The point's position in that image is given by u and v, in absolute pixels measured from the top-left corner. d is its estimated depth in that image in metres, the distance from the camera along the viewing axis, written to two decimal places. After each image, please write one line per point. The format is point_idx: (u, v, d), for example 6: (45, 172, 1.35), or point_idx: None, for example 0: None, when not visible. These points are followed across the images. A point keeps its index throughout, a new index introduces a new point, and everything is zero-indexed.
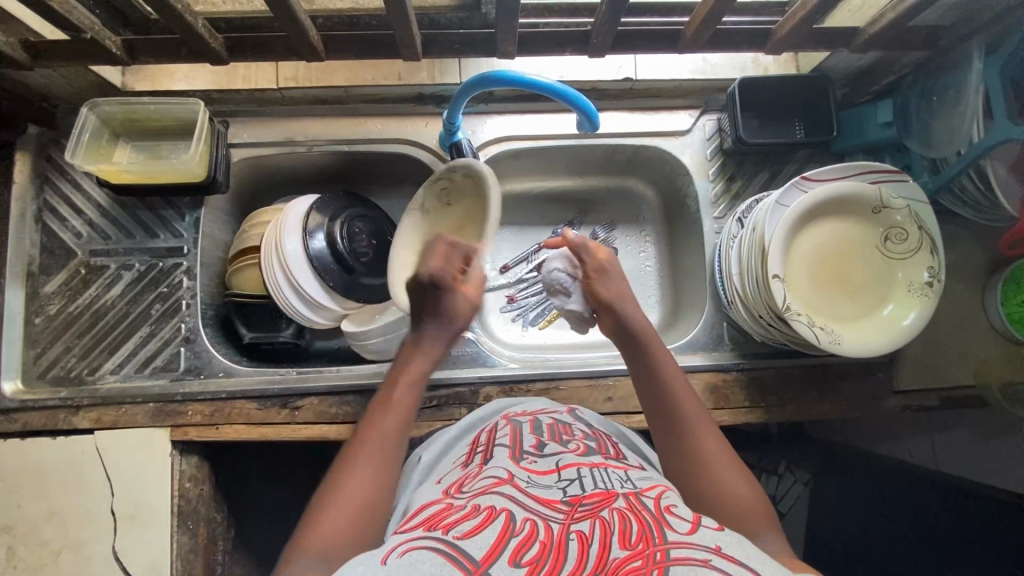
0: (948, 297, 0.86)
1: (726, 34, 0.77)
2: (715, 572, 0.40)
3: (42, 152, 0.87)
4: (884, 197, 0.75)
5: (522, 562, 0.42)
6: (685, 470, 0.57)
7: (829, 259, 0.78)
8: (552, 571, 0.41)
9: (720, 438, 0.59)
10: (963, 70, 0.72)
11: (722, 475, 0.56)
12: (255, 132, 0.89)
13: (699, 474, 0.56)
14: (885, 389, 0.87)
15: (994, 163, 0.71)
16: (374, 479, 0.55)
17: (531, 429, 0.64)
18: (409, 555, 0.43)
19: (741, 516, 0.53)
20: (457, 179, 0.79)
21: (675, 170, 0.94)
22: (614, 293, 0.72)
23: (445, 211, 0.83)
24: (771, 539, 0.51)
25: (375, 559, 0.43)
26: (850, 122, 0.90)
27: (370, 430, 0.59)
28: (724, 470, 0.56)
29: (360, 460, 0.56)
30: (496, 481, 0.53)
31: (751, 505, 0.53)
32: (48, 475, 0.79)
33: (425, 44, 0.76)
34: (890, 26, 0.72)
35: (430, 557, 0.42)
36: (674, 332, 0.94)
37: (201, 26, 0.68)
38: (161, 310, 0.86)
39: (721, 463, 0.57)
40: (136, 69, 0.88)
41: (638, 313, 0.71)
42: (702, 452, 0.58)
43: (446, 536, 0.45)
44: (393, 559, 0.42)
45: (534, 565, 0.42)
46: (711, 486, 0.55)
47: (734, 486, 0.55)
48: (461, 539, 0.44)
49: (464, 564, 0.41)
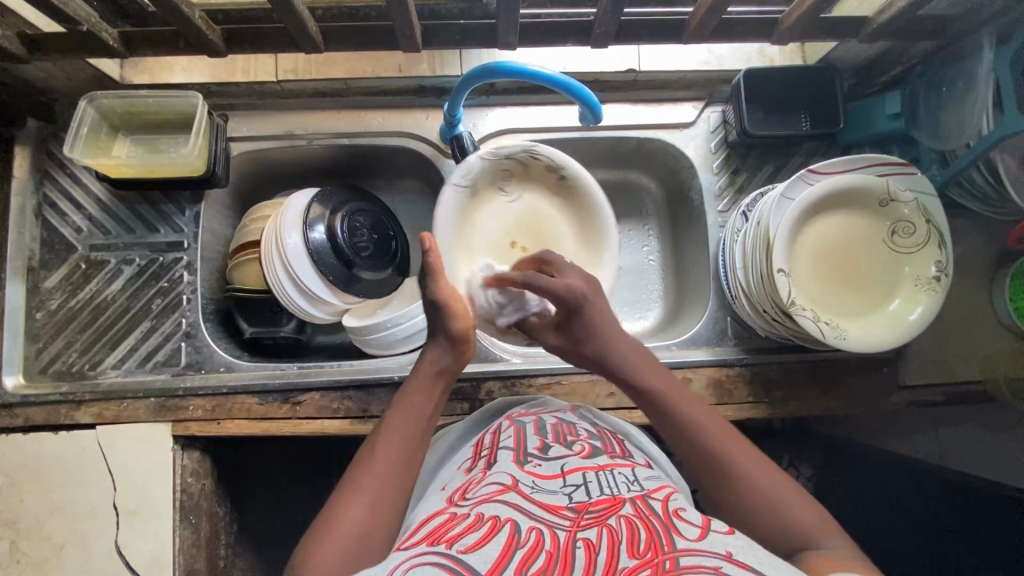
0: (955, 293, 0.85)
1: (730, 25, 0.76)
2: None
3: (42, 147, 0.86)
4: (891, 189, 0.74)
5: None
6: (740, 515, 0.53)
7: (840, 260, 0.77)
8: None
9: (772, 474, 0.54)
10: (974, 59, 0.71)
11: (777, 498, 0.52)
12: (254, 125, 0.88)
13: (760, 522, 0.52)
14: (890, 385, 0.86)
15: (1004, 157, 0.69)
16: (383, 494, 0.55)
17: (536, 431, 0.64)
18: (413, 570, 0.42)
19: (797, 538, 0.50)
20: (534, 169, 0.77)
21: (679, 163, 0.93)
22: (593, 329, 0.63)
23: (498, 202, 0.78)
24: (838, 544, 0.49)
25: None
26: (857, 114, 0.87)
27: (385, 437, 0.59)
28: (776, 499, 0.52)
29: (372, 473, 0.56)
30: (500, 488, 0.52)
31: (810, 524, 0.50)
32: (51, 470, 0.79)
33: (425, 35, 0.75)
34: (900, 15, 0.71)
35: (434, 573, 0.41)
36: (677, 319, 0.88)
37: (197, 18, 0.67)
38: (162, 305, 0.86)
39: (777, 496, 0.52)
40: (134, 62, 0.87)
41: (627, 341, 0.64)
42: (751, 487, 0.53)
43: (449, 549, 0.44)
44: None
45: None
46: (763, 516, 0.52)
47: (792, 505, 0.52)
48: (464, 552, 0.44)
49: None
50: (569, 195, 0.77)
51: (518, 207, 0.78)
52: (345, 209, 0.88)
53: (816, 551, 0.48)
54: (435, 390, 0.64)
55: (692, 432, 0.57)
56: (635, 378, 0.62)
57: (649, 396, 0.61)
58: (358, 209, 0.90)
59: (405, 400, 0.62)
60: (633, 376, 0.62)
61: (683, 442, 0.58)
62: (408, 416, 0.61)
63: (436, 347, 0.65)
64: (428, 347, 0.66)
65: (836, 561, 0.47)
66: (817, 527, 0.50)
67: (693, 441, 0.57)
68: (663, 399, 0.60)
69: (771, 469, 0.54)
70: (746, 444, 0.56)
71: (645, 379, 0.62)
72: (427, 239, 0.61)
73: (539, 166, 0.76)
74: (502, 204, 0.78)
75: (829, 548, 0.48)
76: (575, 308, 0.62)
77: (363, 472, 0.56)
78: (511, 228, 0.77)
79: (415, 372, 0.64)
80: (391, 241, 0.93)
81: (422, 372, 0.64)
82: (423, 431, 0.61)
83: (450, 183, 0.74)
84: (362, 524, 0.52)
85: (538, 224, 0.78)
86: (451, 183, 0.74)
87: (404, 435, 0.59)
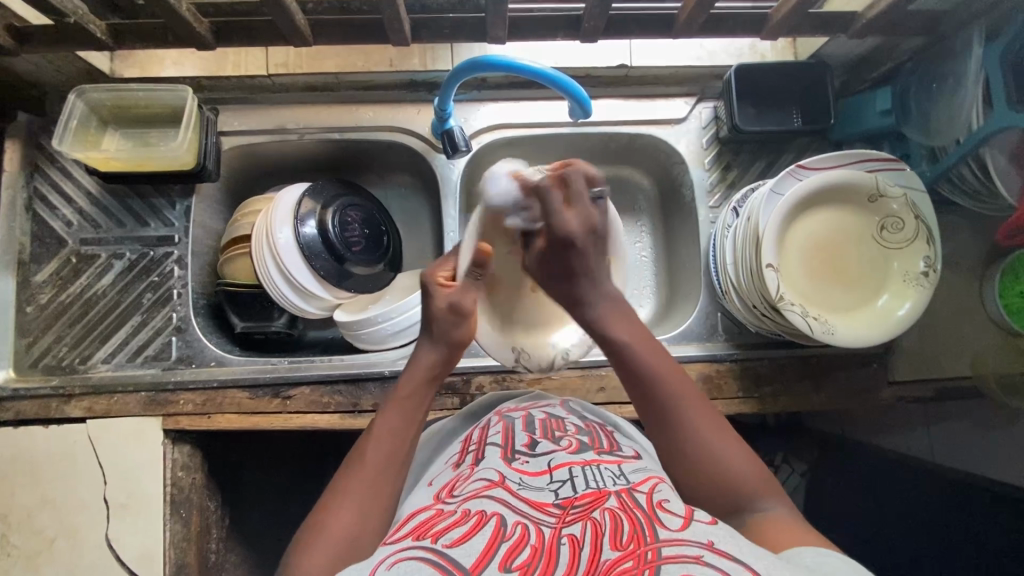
0: (944, 288, 0.85)
1: (720, 20, 0.76)
2: (708, 568, 0.40)
3: (32, 140, 0.86)
4: (880, 185, 0.74)
5: (512, 568, 0.42)
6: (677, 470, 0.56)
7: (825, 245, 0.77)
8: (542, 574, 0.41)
9: (722, 428, 0.57)
10: (962, 55, 0.71)
11: (716, 455, 0.55)
12: (245, 120, 0.88)
13: (698, 469, 0.54)
14: (881, 380, 0.86)
15: (992, 152, 0.69)
16: (373, 499, 0.55)
17: (524, 426, 0.64)
18: (397, 566, 0.42)
19: (734, 489, 0.53)
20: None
21: (670, 159, 0.93)
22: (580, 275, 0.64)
23: None
24: (776, 505, 0.52)
25: None
26: (850, 109, 0.87)
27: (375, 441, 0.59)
28: (723, 451, 0.55)
29: (363, 472, 0.56)
30: (488, 484, 0.53)
31: (750, 479, 0.53)
32: (41, 464, 0.79)
33: (415, 29, 0.75)
34: (889, 10, 0.71)
35: (418, 568, 0.41)
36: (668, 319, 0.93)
37: (186, 11, 0.67)
38: (153, 299, 0.86)
39: (725, 450, 0.55)
40: (124, 56, 0.87)
41: (606, 296, 0.65)
42: (696, 444, 0.55)
43: (435, 545, 0.44)
44: (382, 572, 0.42)
45: (524, 570, 0.41)
46: (700, 470, 0.54)
47: (734, 463, 0.54)
48: (449, 547, 0.44)
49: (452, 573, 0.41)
50: None
51: None
52: (337, 204, 0.88)
53: (755, 511, 0.51)
54: (425, 391, 0.64)
55: (650, 390, 0.59)
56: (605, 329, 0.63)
57: (615, 346, 0.62)
58: (350, 204, 0.90)
59: (395, 401, 0.63)
60: (603, 325, 0.64)
61: (639, 397, 0.60)
62: (399, 421, 0.61)
63: (430, 347, 0.67)
64: (420, 348, 0.67)
65: (779, 523, 0.50)
66: (757, 484, 0.53)
67: (650, 398, 0.59)
68: (629, 353, 0.62)
69: (720, 424, 0.57)
70: (704, 405, 0.58)
71: (614, 328, 0.63)
72: (482, 252, 0.66)
73: None
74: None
75: (766, 509, 0.51)
76: (569, 244, 0.62)
77: (352, 477, 0.56)
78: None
79: (407, 375, 0.65)
80: (383, 236, 0.93)
81: (413, 373, 0.65)
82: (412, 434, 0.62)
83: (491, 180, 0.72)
84: (355, 522, 0.52)
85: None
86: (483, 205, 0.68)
87: (395, 435, 0.60)
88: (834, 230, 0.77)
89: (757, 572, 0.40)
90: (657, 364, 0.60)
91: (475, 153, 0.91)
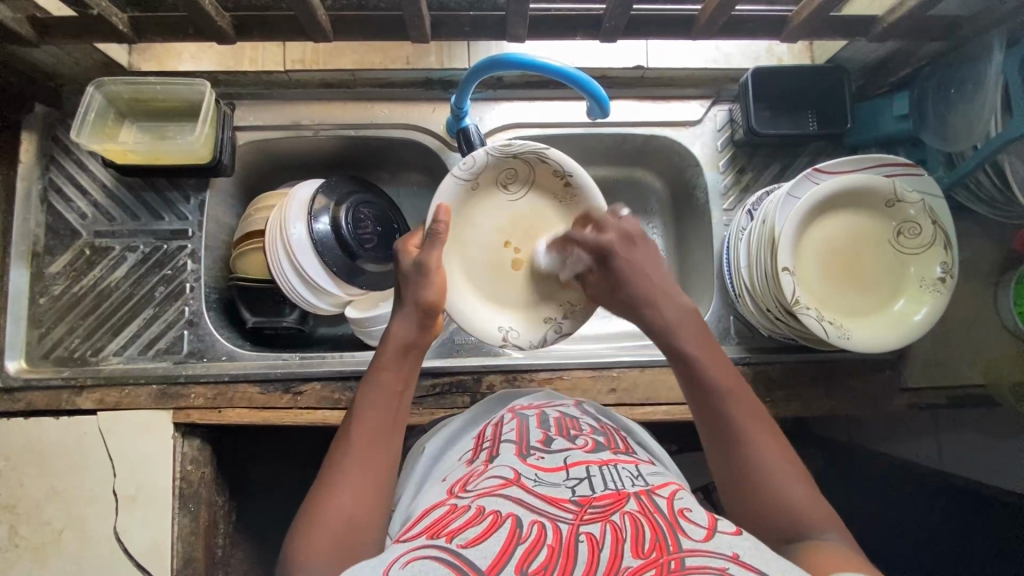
0: (959, 295, 0.85)
1: (740, 21, 0.75)
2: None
3: (48, 132, 0.86)
4: (898, 190, 0.74)
5: (529, 572, 0.41)
6: (749, 491, 0.52)
7: (857, 259, 0.77)
8: None
9: (784, 453, 0.54)
10: (983, 62, 0.71)
11: (786, 481, 0.51)
12: (261, 115, 0.88)
13: (763, 497, 0.51)
14: (894, 386, 0.86)
15: (1011, 160, 0.69)
16: (366, 474, 0.55)
17: (538, 424, 0.64)
18: (413, 566, 0.42)
19: (796, 519, 0.49)
20: (538, 171, 0.74)
21: (684, 161, 0.93)
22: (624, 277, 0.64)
23: (498, 200, 0.75)
24: (837, 538, 0.47)
25: (378, 571, 0.42)
26: (864, 115, 0.88)
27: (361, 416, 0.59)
28: (782, 477, 0.51)
29: (353, 450, 0.56)
30: (503, 482, 0.52)
31: (813, 508, 0.50)
32: (51, 455, 0.79)
33: (434, 26, 0.75)
34: (910, 15, 0.71)
35: (435, 569, 0.41)
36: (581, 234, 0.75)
37: (208, 5, 0.67)
38: (165, 292, 0.86)
39: (779, 474, 0.52)
40: (142, 50, 0.88)
41: (676, 304, 0.62)
42: (763, 462, 0.52)
43: (450, 544, 0.44)
44: (397, 570, 0.42)
45: (541, 575, 0.41)
46: (766, 495, 0.51)
47: (799, 493, 0.51)
48: (464, 548, 0.43)
49: None
50: (571, 201, 0.74)
51: (520, 203, 0.75)
52: (350, 201, 0.88)
53: (811, 540, 0.47)
54: (406, 362, 0.64)
55: (715, 404, 0.56)
56: (670, 336, 0.61)
57: (679, 356, 0.60)
58: (362, 201, 0.90)
59: (377, 375, 0.62)
60: (670, 336, 0.61)
61: (702, 408, 0.57)
62: (383, 395, 0.61)
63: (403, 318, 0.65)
64: (396, 319, 0.66)
65: (838, 553, 0.45)
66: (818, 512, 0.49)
67: (714, 408, 0.56)
68: (691, 360, 0.59)
69: (783, 448, 0.54)
70: (766, 425, 0.55)
71: (683, 342, 0.60)
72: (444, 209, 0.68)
73: (547, 169, 0.73)
74: (501, 203, 0.75)
75: (827, 538, 0.47)
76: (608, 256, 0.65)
77: (343, 454, 0.56)
78: (501, 225, 0.76)
79: (385, 346, 0.64)
80: (394, 233, 0.93)
81: (392, 344, 0.64)
82: (399, 406, 0.61)
83: (451, 174, 0.71)
84: (350, 500, 0.52)
85: (534, 230, 0.76)
86: (454, 174, 0.71)
87: (381, 408, 0.60)
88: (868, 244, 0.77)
89: None
90: (723, 377, 0.58)
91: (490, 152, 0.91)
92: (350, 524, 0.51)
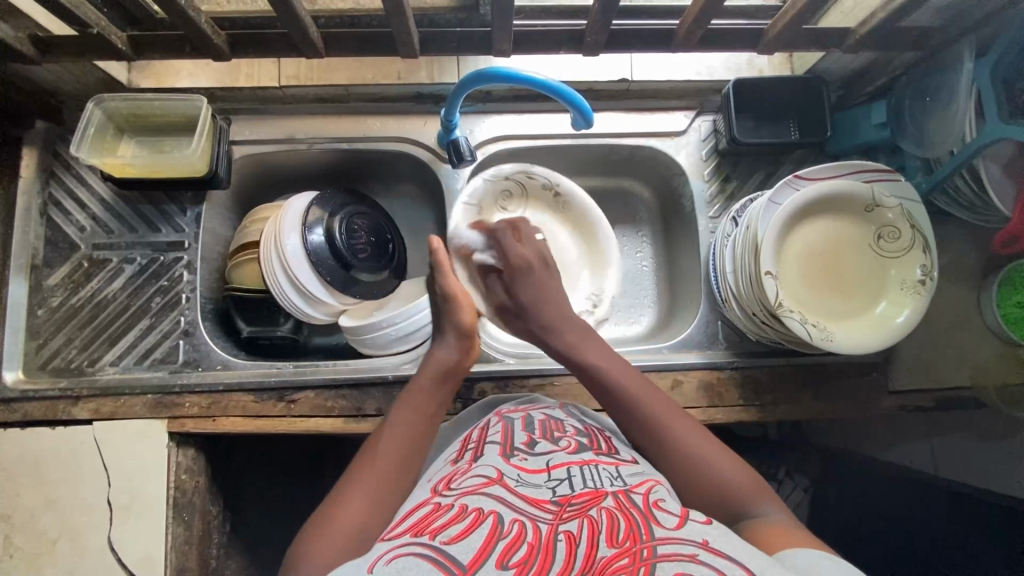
0: (943, 298, 0.86)
1: (718, 34, 0.78)
2: (703, 567, 0.40)
3: (49, 147, 0.88)
4: (876, 194, 0.76)
5: (508, 565, 0.42)
6: (678, 482, 0.56)
7: (824, 265, 0.78)
8: (538, 571, 0.41)
9: (703, 435, 0.59)
10: (954, 71, 0.73)
11: (701, 461, 0.56)
12: (256, 129, 0.91)
13: (701, 491, 0.55)
14: (880, 389, 0.87)
15: (987, 164, 0.72)
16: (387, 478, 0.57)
17: (523, 426, 0.65)
18: (396, 562, 0.43)
19: (734, 499, 0.53)
20: (530, 190, 0.91)
21: (671, 170, 0.95)
22: (529, 299, 0.72)
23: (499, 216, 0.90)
24: (773, 510, 0.52)
25: (362, 569, 0.43)
26: (844, 122, 0.90)
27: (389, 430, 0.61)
28: (710, 459, 0.56)
29: (378, 459, 0.59)
30: (485, 481, 0.53)
31: (742, 484, 0.54)
32: (47, 465, 0.80)
33: (423, 41, 0.78)
34: (880, 26, 0.73)
35: (416, 564, 0.42)
36: (595, 254, 0.92)
37: (204, 23, 0.70)
38: (161, 303, 0.88)
39: (709, 456, 0.57)
40: (141, 67, 0.90)
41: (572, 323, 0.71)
42: (678, 446, 0.58)
43: (432, 541, 0.45)
44: (380, 566, 0.43)
45: (520, 567, 0.42)
46: (697, 479, 0.55)
47: (726, 472, 0.55)
48: (447, 544, 0.44)
49: (450, 570, 0.41)
50: (563, 207, 0.92)
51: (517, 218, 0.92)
52: (343, 212, 0.90)
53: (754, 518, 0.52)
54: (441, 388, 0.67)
55: (628, 410, 0.62)
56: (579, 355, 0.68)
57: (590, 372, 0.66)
58: (356, 212, 0.92)
59: (410, 396, 0.66)
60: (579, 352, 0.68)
61: (619, 415, 0.63)
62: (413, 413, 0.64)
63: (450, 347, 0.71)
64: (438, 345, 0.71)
65: (783, 526, 0.50)
66: (751, 487, 0.54)
67: (627, 410, 0.63)
68: (608, 376, 0.65)
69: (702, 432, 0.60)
70: (678, 413, 0.61)
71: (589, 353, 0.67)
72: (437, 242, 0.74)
73: (536, 185, 0.91)
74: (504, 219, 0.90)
75: (765, 514, 0.52)
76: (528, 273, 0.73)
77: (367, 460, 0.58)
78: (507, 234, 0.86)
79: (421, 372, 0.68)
80: (388, 244, 0.95)
81: (431, 369, 0.69)
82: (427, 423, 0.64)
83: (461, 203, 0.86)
84: (363, 503, 0.54)
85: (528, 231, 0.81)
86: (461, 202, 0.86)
87: (408, 425, 0.63)
88: (836, 261, 0.78)
89: (751, 570, 0.41)
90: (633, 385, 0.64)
91: (480, 163, 0.93)
92: (359, 523, 0.52)
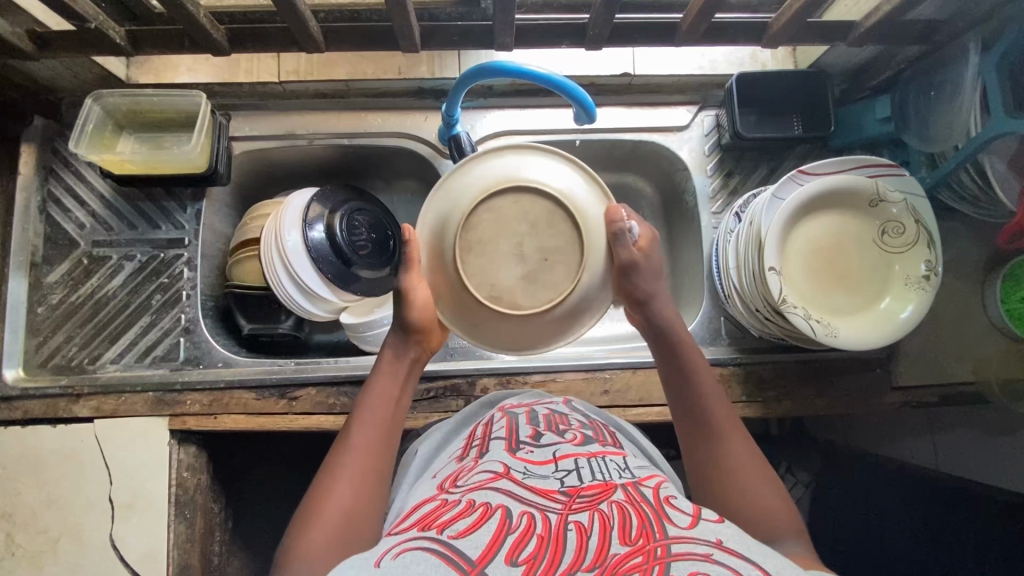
0: (948, 294, 0.86)
1: (721, 28, 0.77)
2: (717, 566, 0.40)
3: (47, 144, 0.88)
4: (881, 189, 0.76)
5: (518, 561, 0.42)
6: (717, 492, 0.57)
7: (861, 267, 0.78)
8: (549, 566, 0.41)
9: (755, 457, 0.59)
10: (960, 64, 0.72)
11: (748, 482, 0.56)
12: (256, 125, 0.90)
13: (735, 508, 0.55)
14: (884, 385, 0.87)
15: (991, 159, 0.70)
16: (359, 489, 0.55)
17: (528, 420, 0.64)
18: (404, 557, 0.42)
19: (765, 524, 0.54)
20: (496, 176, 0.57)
21: (673, 166, 0.95)
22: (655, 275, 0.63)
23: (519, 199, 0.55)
24: (796, 543, 0.52)
25: (369, 562, 0.43)
26: (848, 117, 0.89)
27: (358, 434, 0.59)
28: (756, 483, 0.56)
29: (346, 474, 0.55)
30: (493, 475, 0.53)
31: (777, 513, 0.54)
32: (48, 463, 0.79)
33: (424, 36, 0.77)
34: (886, 19, 0.73)
35: (425, 558, 0.42)
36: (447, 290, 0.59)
37: (203, 17, 0.69)
38: (162, 300, 0.87)
39: (755, 480, 0.56)
40: (141, 63, 0.90)
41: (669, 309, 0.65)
42: (731, 462, 0.58)
43: (441, 536, 0.45)
44: (387, 561, 0.42)
45: (530, 563, 0.41)
46: (737, 496, 0.56)
47: (763, 496, 0.55)
48: (455, 539, 0.44)
49: (459, 565, 0.41)
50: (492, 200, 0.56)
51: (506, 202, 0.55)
52: (344, 208, 0.90)
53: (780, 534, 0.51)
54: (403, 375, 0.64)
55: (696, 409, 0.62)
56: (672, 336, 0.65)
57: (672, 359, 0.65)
58: (357, 208, 0.91)
59: (373, 391, 0.62)
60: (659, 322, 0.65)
61: (677, 389, 0.64)
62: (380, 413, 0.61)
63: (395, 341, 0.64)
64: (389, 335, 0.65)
65: None
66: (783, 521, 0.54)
67: (687, 389, 0.63)
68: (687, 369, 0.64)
69: (757, 455, 0.59)
70: (740, 431, 0.61)
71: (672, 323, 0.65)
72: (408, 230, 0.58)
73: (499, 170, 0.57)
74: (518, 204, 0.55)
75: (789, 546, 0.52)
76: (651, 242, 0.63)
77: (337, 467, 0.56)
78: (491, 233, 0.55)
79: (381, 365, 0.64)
80: (389, 241, 0.95)
81: (388, 359, 0.64)
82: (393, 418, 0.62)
83: None
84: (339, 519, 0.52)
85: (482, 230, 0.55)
86: None
87: (375, 425, 0.60)
88: (872, 262, 0.78)
89: (766, 572, 0.41)
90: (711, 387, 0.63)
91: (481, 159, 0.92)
92: (339, 539, 0.51)
